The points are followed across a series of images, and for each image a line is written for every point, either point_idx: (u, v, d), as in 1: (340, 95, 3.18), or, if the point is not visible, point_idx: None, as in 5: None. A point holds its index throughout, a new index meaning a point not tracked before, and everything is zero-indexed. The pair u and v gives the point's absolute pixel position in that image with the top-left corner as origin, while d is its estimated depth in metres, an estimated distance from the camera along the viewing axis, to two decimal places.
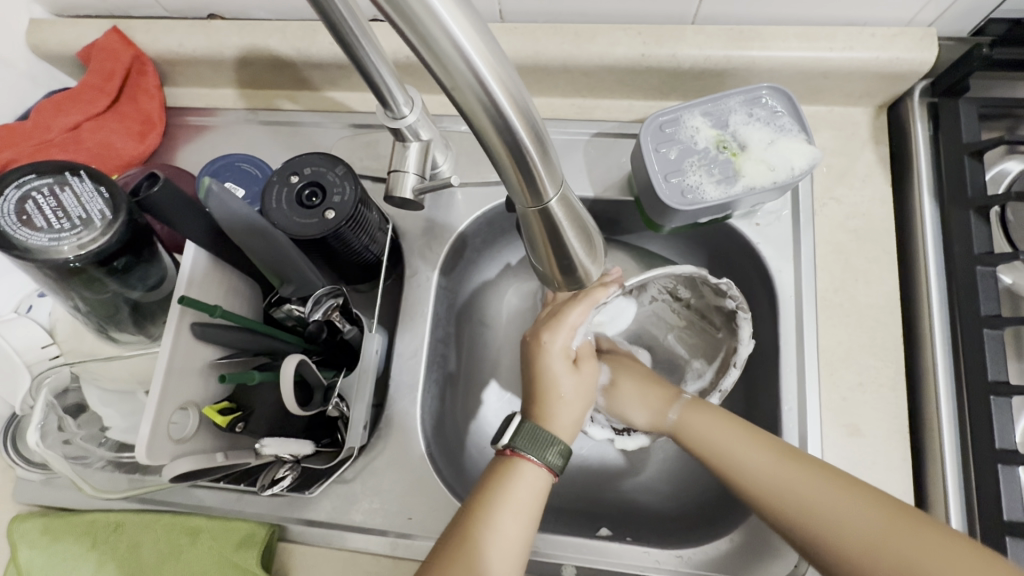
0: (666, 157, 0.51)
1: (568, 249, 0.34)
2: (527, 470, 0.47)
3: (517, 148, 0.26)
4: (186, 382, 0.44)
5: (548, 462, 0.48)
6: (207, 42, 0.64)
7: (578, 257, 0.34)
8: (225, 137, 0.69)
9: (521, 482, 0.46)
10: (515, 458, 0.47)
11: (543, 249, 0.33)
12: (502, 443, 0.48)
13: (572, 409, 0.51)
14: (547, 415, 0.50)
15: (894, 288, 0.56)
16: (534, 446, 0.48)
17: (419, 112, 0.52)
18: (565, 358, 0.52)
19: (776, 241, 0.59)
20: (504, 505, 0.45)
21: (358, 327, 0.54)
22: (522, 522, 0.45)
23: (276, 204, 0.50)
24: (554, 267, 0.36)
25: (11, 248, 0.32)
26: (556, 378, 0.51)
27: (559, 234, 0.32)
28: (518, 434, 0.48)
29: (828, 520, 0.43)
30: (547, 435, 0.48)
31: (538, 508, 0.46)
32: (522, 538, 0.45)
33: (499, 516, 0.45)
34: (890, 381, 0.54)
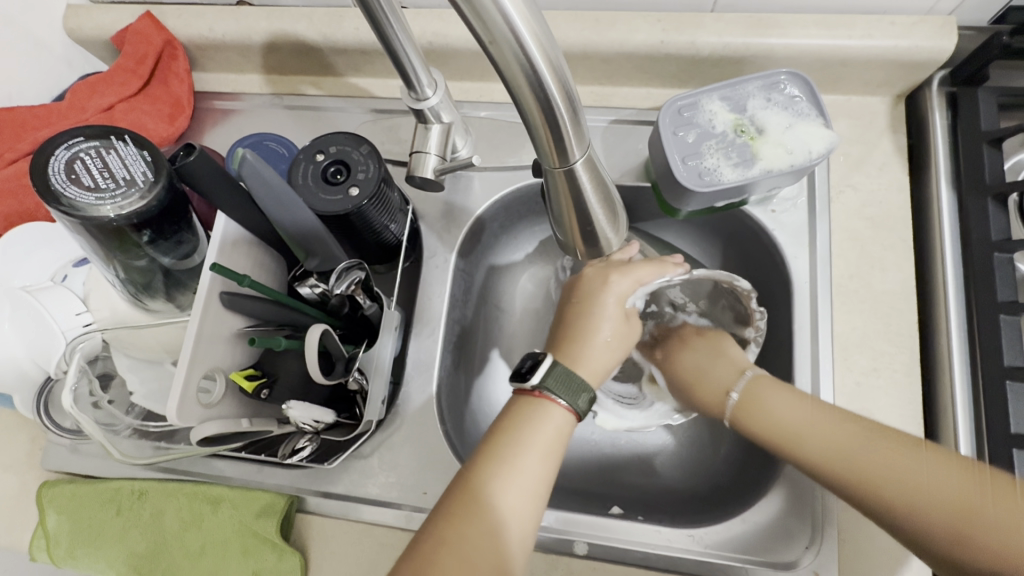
0: (683, 140, 0.52)
1: (591, 216, 0.35)
2: (552, 411, 0.47)
3: (548, 108, 0.27)
4: (214, 348, 0.45)
5: (575, 406, 0.47)
6: (236, 28, 0.66)
7: (600, 224, 0.35)
8: (250, 120, 0.71)
9: (546, 419, 0.46)
10: (542, 400, 0.47)
11: (569, 218, 0.35)
12: (531, 382, 0.47)
13: (605, 353, 0.52)
14: (580, 355, 0.51)
15: (910, 276, 0.56)
16: (566, 390, 0.47)
17: (442, 94, 0.53)
18: (618, 305, 0.54)
19: (791, 228, 0.59)
20: (528, 443, 0.45)
21: (379, 304, 0.54)
22: (545, 461, 0.45)
23: (302, 181, 0.52)
24: (577, 236, 0.36)
25: (58, 204, 0.34)
26: (603, 318, 0.53)
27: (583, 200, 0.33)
28: (549, 375, 0.48)
29: (834, 445, 0.47)
30: (579, 382, 0.48)
31: (561, 449, 0.46)
32: (544, 476, 0.44)
33: (524, 451, 0.44)
34: (905, 368, 0.54)
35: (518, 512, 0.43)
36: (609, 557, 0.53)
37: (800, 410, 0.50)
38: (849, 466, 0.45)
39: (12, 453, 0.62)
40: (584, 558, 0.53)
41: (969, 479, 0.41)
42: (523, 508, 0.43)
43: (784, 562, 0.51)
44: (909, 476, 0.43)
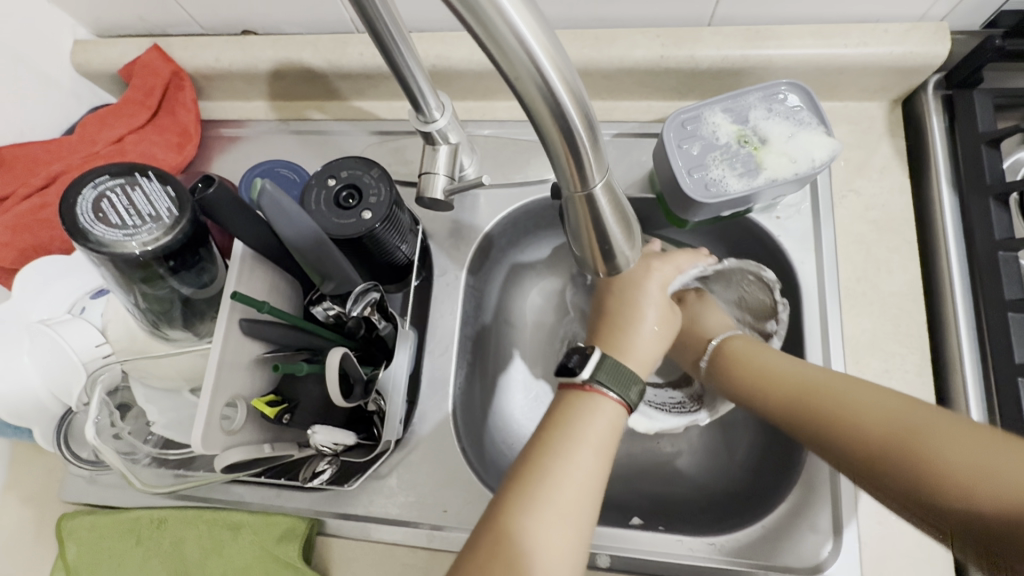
0: (688, 153, 0.53)
1: (609, 237, 0.35)
2: (604, 406, 0.47)
3: (569, 135, 0.27)
4: (236, 376, 0.46)
5: (627, 399, 0.48)
6: (241, 57, 0.67)
7: (618, 244, 0.36)
8: (258, 146, 0.72)
9: (600, 414, 0.46)
10: (595, 393, 0.47)
11: (588, 239, 0.35)
12: (582, 377, 0.47)
13: (651, 344, 0.51)
14: (627, 345, 0.51)
15: (916, 277, 0.57)
16: (618, 383, 0.48)
17: (449, 116, 0.54)
18: (662, 291, 0.54)
19: (796, 234, 0.60)
20: (581, 440, 0.45)
21: (393, 325, 0.55)
22: (598, 456, 0.45)
23: (315, 206, 0.52)
24: (595, 255, 0.37)
25: (86, 242, 0.34)
26: (646, 308, 0.52)
27: (602, 222, 0.34)
28: (600, 369, 0.48)
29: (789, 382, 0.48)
30: (629, 373, 0.48)
31: (615, 442, 0.46)
32: (599, 471, 0.45)
33: (578, 448, 0.45)
34: (917, 368, 0.55)
35: (576, 508, 0.43)
36: (632, 569, 0.53)
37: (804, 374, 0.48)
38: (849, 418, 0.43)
39: (28, 486, 0.62)
40: (607, 570, 0.53)
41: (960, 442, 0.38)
42: (580, 504, 0.43)
43: (808, 566, 0.51)
44: (935, 432, 0.39)
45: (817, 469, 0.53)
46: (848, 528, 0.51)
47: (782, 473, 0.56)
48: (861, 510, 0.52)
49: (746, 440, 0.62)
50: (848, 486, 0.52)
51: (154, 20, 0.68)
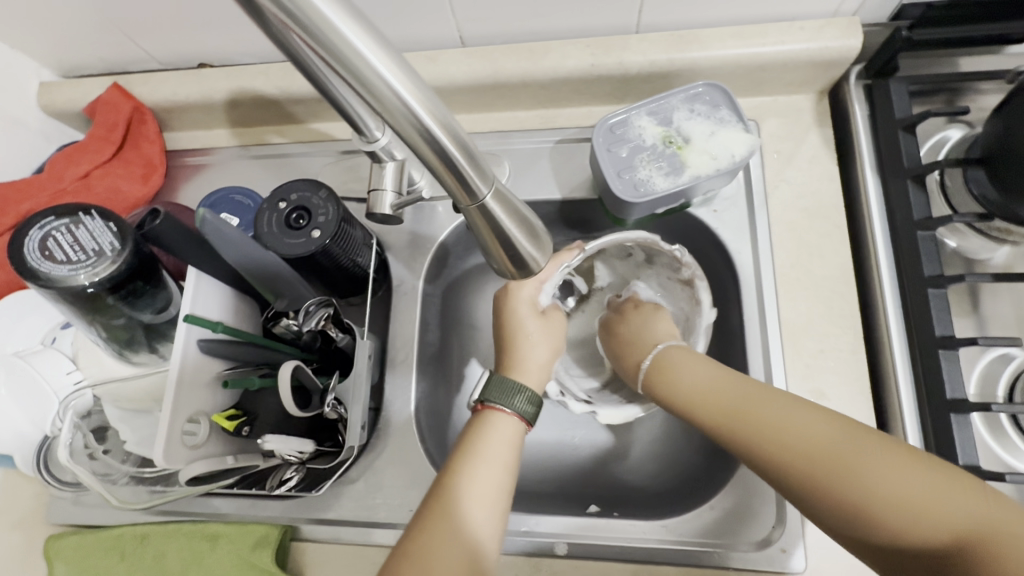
0: (617, 156, 0.55)
1: (513, 243, 0.37)
2: (498, 420, 0.52)
3: (444, 153, 0.30)
4: (196, 393, 0.49)
5: (516, 409, 0.53)
6: (198, 89, 0.71)
7: (526, 251, 0.38)
8: (221, 173, 0.75)
9: (496, 429, 0.52)
10: (487, 411, 0.53)
11: (494, 249, 0.37)
12: (474, 400, 0.54)
13: (538, 353, 0.59)
14: (515, 362, 0.58)
15: (847, 260, 0.60)
16: (501, 395, 0.53)
17: (390, 134, 0.57)
18: (531, 306, 0.61)
19: (733, 225, 0.63)
20: (480, 456, 0.50)
21: (350, 336, 0.58)
22: (498, 469, 0.49)
23: (267, 228, 0.55)
24: (505, 262, 0.39)
25: (36, 279, 0.37)
26: (521, 323, 0.60)
27: (501, 230, 0.36)
28: (485, 389, 0.54)
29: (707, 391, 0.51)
30: (512, 383, 0.54)
31: (513, 452, 0.51)
32: (500, 481, 0.49)
33: (481, 463, 0.49)
34: (851, 347, 0.57)
35: (483, 519, 0.47)
36: (590, 555, 0.55)
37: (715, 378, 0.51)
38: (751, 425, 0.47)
39: (16, 511, 0.65)
40: (565, 557, 0.56)
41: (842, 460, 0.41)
42: (489, 515, 0.47)
43: (754, 543, 0.53)
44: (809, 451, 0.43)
45: None
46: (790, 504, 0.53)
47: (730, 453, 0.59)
48: None
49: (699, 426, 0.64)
50: None
51: (115, 59, 0.72)
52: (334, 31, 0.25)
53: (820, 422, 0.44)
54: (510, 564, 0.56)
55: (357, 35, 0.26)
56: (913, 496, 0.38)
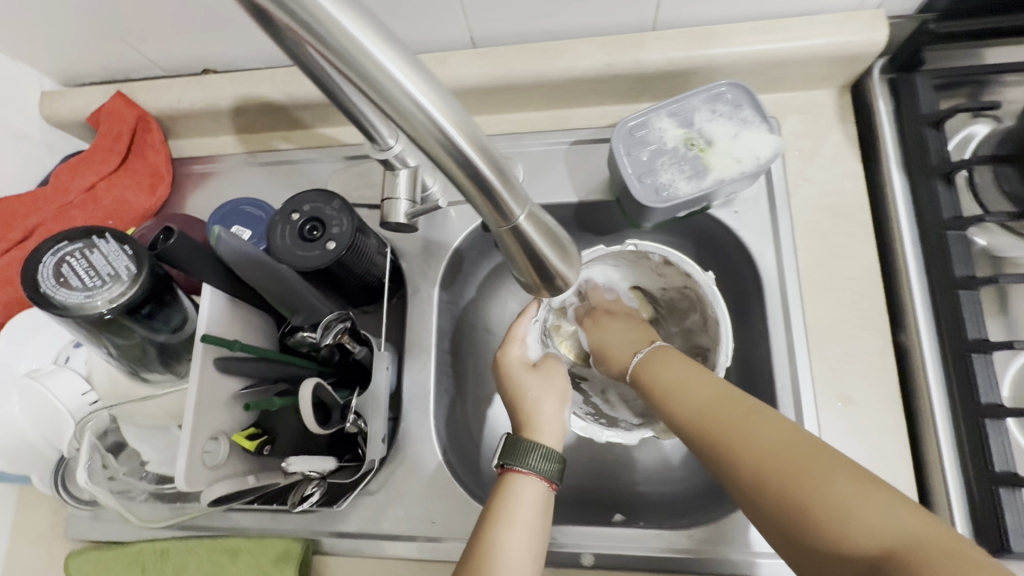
0: (638, 160, 0.54)
1: (544, 261, 0.36)
2: (521, 483, 0.51)
3: (474, 173, 0.29)
4: (215, 412, 0.48)
5: (535, 468, 0.52)
6: (203, 96, 0.69)
7: (552, 264, 0.37)
8: (228, 181, 0.73)
9: (525, 494, 0.51)
10: (507, 475, 0.52)
11: (524, 266, 0.36)
12: (495, 464, 0.54)
13: (548, 407, 0.57)
14: (529, 422, 0.56)
15: (873, 260, 0.59)
16: (517, 455, 0.52)
17: (404, 142, 0.56)
18: (524, 366, 0.61)
19: (755, 226, 0.61)
20: (506, 522, 0.49)
21: (368, 348, 0.57)
22: (528, 536, 0.49)
23: (280, 241, 0.54)
24: (536, 279, 0.38)
25: (51, 307, 0.36)
26: (520, 381, 0.59)
27: (534, 250, 0.35)
28: (502, 453, 0.53)
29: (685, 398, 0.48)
30: (524, 443, 0.53)
31: (540, 515, 0.50)
32: (529, 549, 0.48)
33: (514, 529, 0.48)
34: (877, 350, 0.56)
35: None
36: (617, 565, 0.55)
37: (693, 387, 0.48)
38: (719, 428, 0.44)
39: (35, 527, 0.64)
40: (592, 568, 0.55)
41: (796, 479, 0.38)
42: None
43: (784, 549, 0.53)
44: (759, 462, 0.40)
45: None
46: None
47: None
48: None
49: None
50: None
51: (117, 67, 0.70)
52: (360, 50, 0.24)
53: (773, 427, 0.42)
54: None
55: (383, 54, 0.25)
56: (860, 507, 0.34)
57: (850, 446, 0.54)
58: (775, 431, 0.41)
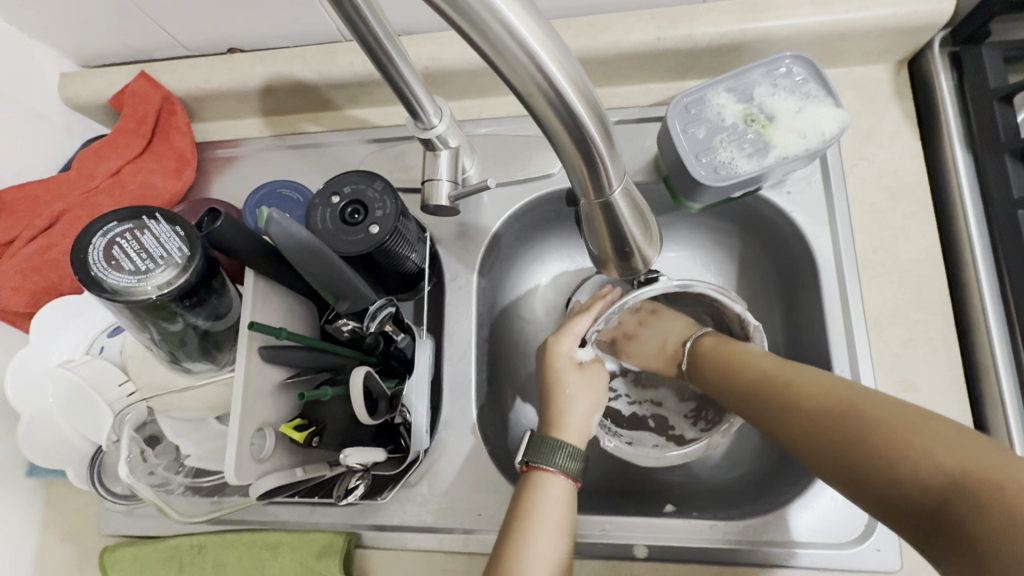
0: (695, 137, 0.52)
1: (625, 230, 0.39)
2: (550, 481, 0.50)
3: (582, 139, 0.30)
4: (260, 403, 0.46)
5: (561, 467, 0.51)
6: (230, 76, 0.66)
7: (633, 235, 0.39)
8: (255, 165, 0.71)
9: (549, 495, 0.50)
10: (533, 473, 0.51)
11: (603, 235, 0.39)
12: (520, 461, 0.52)
13: (578, 409, 0.55)
14: (558, 420, 0.55)
15: (934, 242, 0.56)
16: (545, 454, 0.51)
17: (448, 121, 0.54)
18: (570, 363, 0.58)
19: (809, 208, 0.59)
20: (536, 522, 0.48)
21: (410, 335, 0.55)
22: (559, 535, 0.48)
23: (321, 225, 0.52)
24: (613, 248, 0.41)
25: (103, 292, 0.34)
26: (562, 377, 0.57)
27: (618, 218, 0.38)
28: (528, 450, 0.52)
29: (736, 372, 0.51)
30: (553, 441, 0.52)
31: (570, 513, 0.50)
32: (560, 548, 0.48)
33: (540, 529, 0.48)
34: (941, 335, 0.54)
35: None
36: (671, 557, 0.53)
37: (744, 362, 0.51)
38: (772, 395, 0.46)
39: (65, 522, 0.63)
40: (645, 560, 0.54)
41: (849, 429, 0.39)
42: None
43: (850, 542, 0.51)
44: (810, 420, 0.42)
45: None
46: None
47: None
48: None
49: None
50: None
51: (140, 46, 0.67)
52: (490, 8, 0.24)
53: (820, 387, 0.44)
54: (587, 567, 0.54)
55: (514, 14, 0.25)
56: (909, 455, 0.35)
57: None
58: (825, 393, 0.43)
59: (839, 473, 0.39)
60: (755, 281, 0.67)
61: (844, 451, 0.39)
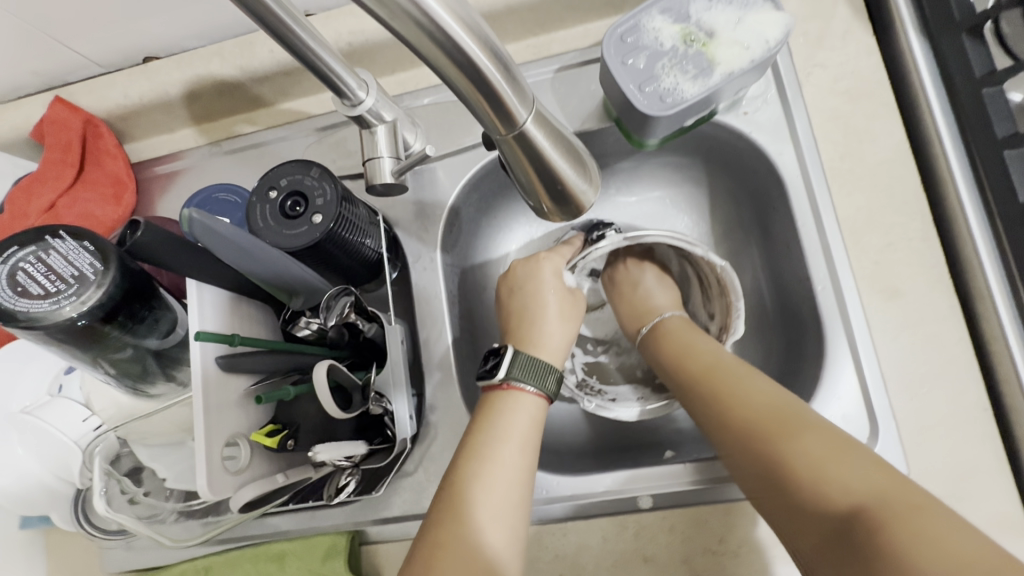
0: (635, 68, 0.49)
1: (553, 167, 0.37)
2: (524, 398, 0.50)
3: (471, 70, 0.28)
4: (228, 414, 0.44)
5: (544, 390, 0.52)
6: (150, 86, 0.63)
7: (563, 172, 0.38)
8: (195, 177, 0.68)
9: (516, 441, 0.48)
10: (512, 390, 0.51)
11: (530, 176, 0.37)
12: (499, 377, 0.51)
13: (553, 329, 0.56)
14: (538, 339, 0.55)
15: (901, 140, 0.54)
16: (534, 376, 0.51)
17: (376, 93, 0.50)
18: (557, 278, 0.58)
19: (768, 126, 0.57)
20: (498, 434, 0.48)
21: (378, 323, 0.53)
22: (523, 450, 0.48)
23: (262, 223, 0.49)
24: (545, 191, 0.39)
25: (18, 320, 0.35)
26: (544, 295, 0.57)
27: (539, 154, 0.35)
28: (515, 366, 0.51)
29: (691, 361, 0.52)
30: (544, 365, 0.52)
31: (536, 431, 0.49)
32: (524, 463, 0.47)
33: (504, 478, 0.46)
34: (920, 234, 0.52)
35: (503, 543, 0.44)
36: (678, 502, 0.52)
37: (703, 354, 0.52)
38: (724, 388, 0.48)
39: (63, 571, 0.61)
40: (651, 510, 0.53)
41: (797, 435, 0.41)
42: (508, 536, 0.44)
43: None
44: (755, 419, 0.44)
45: (840, 362, 0.51)
46: (881, 408, 0.49)
47: (798, 373, 0.56)
48: (892, 392, 0.50)
49: (763, 354, 0.61)
50: (874, 372, 0.50)
51: (50, 71, 0.64)
52: None
53: (770, 393, 0.45)
54: (595, 526, 0.53)
55: None
56: (836, 473, 0.38)
57: (906, 340, 0.51)
58: (776, 404, 0.44)
59: (762, 472, 0.42)
60: (726, 214, 0.65)
61: (765, 460, 0.42)
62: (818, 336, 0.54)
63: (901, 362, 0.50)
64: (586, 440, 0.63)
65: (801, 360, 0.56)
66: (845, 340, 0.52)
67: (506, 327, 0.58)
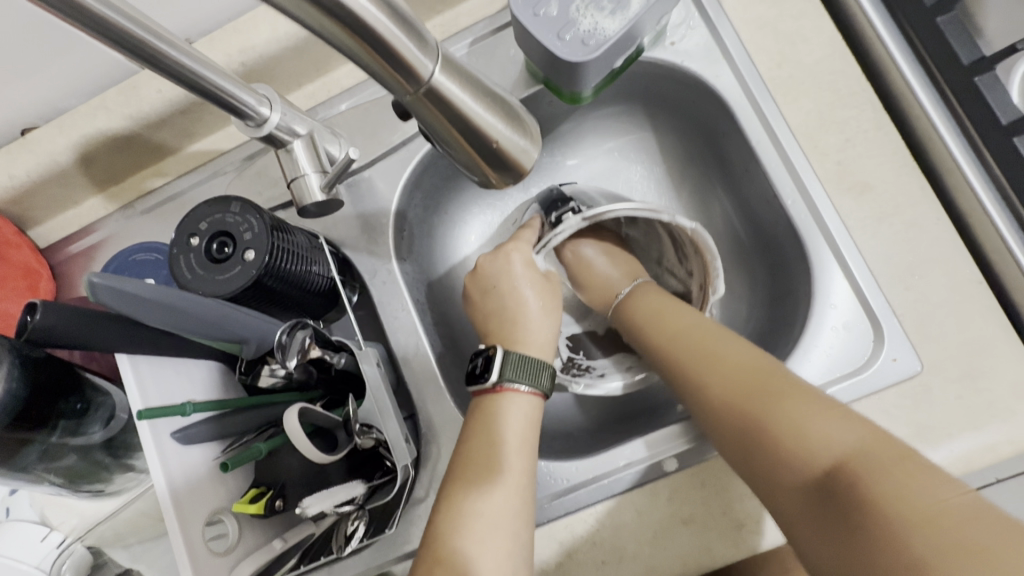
0: (549, 17, 0.45)
1: (477, 129, 0.33)
2: (519, 400, 0.48)
3: (348, 21, 0.25)
4: (202, 493, 0.41)
5: (538, 387, 0.48)
6: (33, 159, 0.56)
7: (492, 132, 0.34)
8: (111, 247, 0.61)
9: (513, 456, 0.45)
10: (506, 393, 0.48)
11: (458, 142, 0.34)
12: (493, 380, 0.48)
13: (533, 301, 0.53)
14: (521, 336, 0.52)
15: (831, 34, 0.53)
16: (526, 377, 0.48)
17: (280, 107, 0.45)
18: (528, 266, 0.55)
19: (698, 51, 0.54)
20: (498, 447, 0.45)
21: (348, 352, 0.48)
22: (523, 456, 0.45)
23: (190, 274, 0.44)
24: (477, 156, 0.35)
25: None
26: (523, 293, 0.53)
27: (460, 115, 0.32)
28: (506, 367, 0.48)
29: (660, 330, 0.51)
30: (535, 363, 0.49)
31: (534, 432, 0.47)
32: (525, 472, 0.45)
33: (499, 496, 0.43)
34: (875, 123, 0.51)
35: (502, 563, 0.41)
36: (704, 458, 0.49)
37: (672, 322, 0.51)
38: (692, 354, 0.47)
39: None
40: (679, 472, 0.50)
41: (775, 394, 0.40)
42: (506, 551, 0.41)
43: (878, 359, 0.47)
44: (727, 379, 0.43)
45: (828, 270, 0.50)
46: (881, 306, 0.48)
47: (790, 294, 0.54)
48: (887, 288, 0.48)
49: (750, 283, 0.59)
50: (864, 273, 0.48)
51: None
52: None
53: (744, 356, 0.44)
54: (626, 503, 0.50)
55: None
56: (815, 435, 0.36)
57: (887, 231, 0.49)
58: (750, 365, 0.43)
59: (737, 436, 0.40)
60: (677, 152, 0.63)
61: (742, 424, 0.40)
62: (800, 250, 0.52)
63: (888, 255, 0.49)
64: (595, 417, 0.60)
65: (790, 281, 0.54)
66: (827, 247, 0.50)
67: (485, 311, 0.54)
